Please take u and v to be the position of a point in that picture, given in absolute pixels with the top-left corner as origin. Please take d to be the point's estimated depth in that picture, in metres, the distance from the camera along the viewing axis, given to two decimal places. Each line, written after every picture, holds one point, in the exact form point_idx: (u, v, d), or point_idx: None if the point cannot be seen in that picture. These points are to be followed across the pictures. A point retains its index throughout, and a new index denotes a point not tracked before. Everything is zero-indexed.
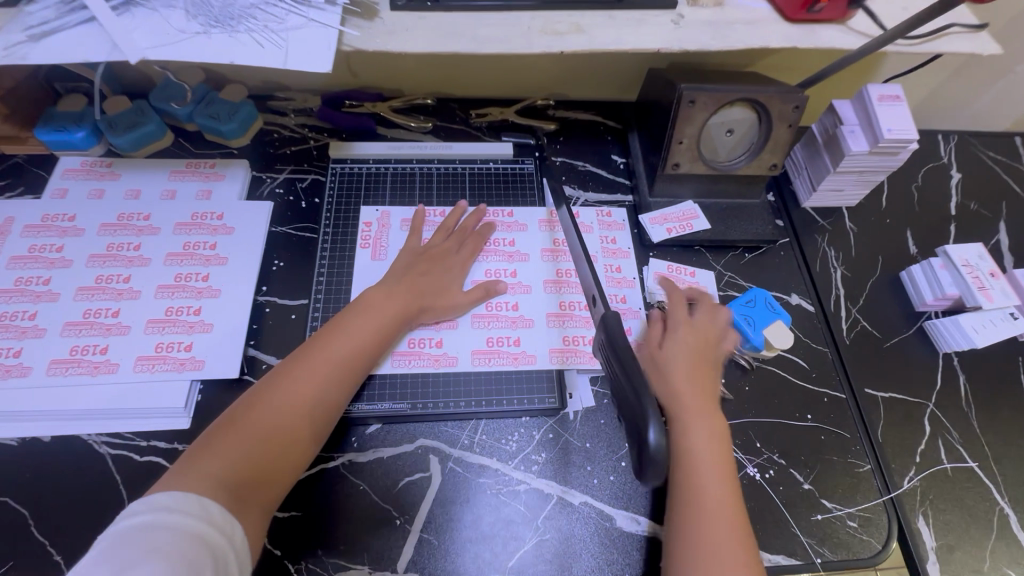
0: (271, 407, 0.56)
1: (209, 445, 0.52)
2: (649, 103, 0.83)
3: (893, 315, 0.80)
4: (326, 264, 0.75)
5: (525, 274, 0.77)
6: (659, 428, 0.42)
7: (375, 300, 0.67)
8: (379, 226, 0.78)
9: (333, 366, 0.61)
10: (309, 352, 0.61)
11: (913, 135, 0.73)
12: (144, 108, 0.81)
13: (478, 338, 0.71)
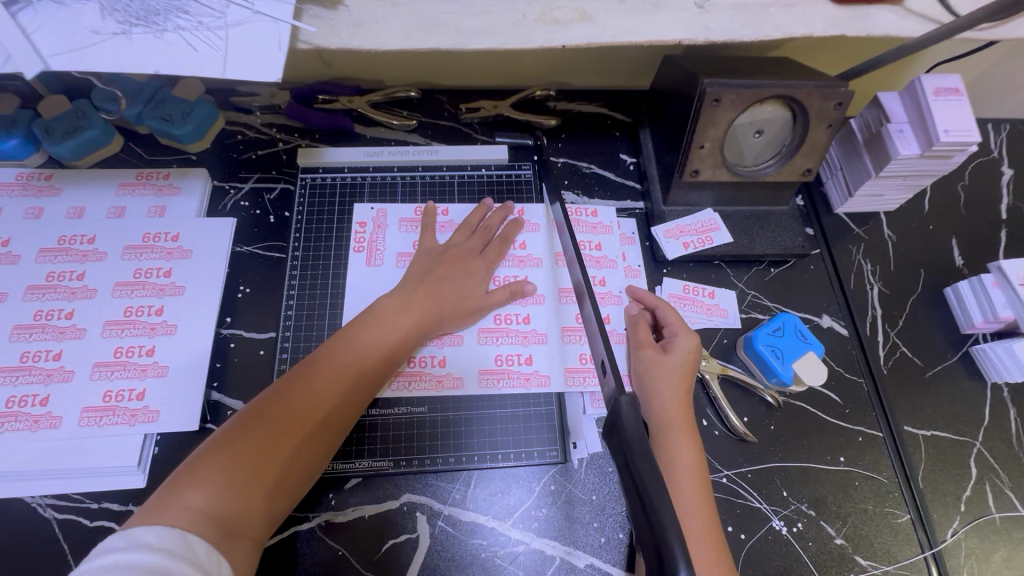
0: (275, 420, 0.50)
1: (197, 467, 0.46)
2: (664, 96, 0.72)
3: (936, 338, 0.71)
4: (297, 292, 0.66)
5: (538, 283, 0.69)
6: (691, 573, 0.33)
7: (390, 307, 0.60)
8: (370, 230, 0.70)
9: (343, 382, 0.54)
10: (318, 363, 0.54)
11: (974, 137, 0.62)
12: (85, 109, 0.70)
13: (475, 373, 0.64)
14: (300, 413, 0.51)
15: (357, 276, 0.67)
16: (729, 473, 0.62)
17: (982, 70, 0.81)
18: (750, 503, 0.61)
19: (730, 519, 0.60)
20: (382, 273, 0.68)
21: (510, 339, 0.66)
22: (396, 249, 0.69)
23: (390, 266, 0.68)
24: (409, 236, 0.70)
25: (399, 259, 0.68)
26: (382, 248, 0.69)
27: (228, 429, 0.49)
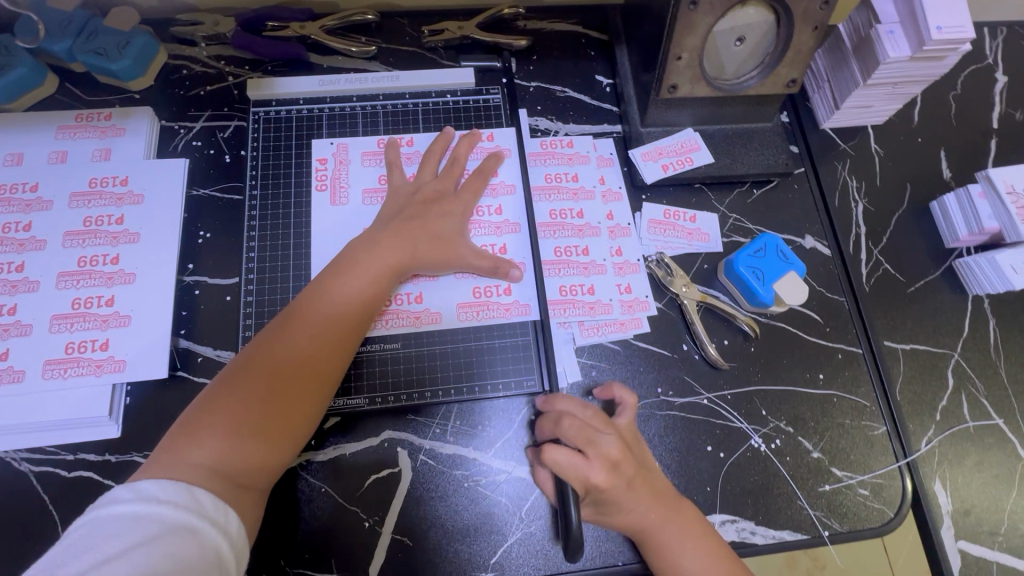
0: (256, 386, 0.49)
1: (185, 437, 0.46)
2: (640, 5, 0.67)
3: (920, 254, 0.70)
4: (260, 235, 0.64)
5: (515, 213, 0.66)
6: None
7: (362, 252, 0.57)
8: (333, 165, 0.66)
9: (322, 337, 0.52)
10: (293, 320, 0.52)
11: (968, 35, 0.59)
12: (11, 45, 0.64)
13: (454, 312, 0.62)
14: (283, 373, 0.50)
15: (325, 215, 0.64)
16: (709, 395, 0.62)
17: None
18: (730, 423, 0.61)
19: (710, 439, 0.61)
20: (350, 213, 0.64)
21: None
22: (360, 187, 0.65)
23: (356, 205, 0.65)
24: (372, 171, 0.66)
25: (366, 196, 0.65)
26: (343, 187, 0.65)
27: (211, 395, 0.49)
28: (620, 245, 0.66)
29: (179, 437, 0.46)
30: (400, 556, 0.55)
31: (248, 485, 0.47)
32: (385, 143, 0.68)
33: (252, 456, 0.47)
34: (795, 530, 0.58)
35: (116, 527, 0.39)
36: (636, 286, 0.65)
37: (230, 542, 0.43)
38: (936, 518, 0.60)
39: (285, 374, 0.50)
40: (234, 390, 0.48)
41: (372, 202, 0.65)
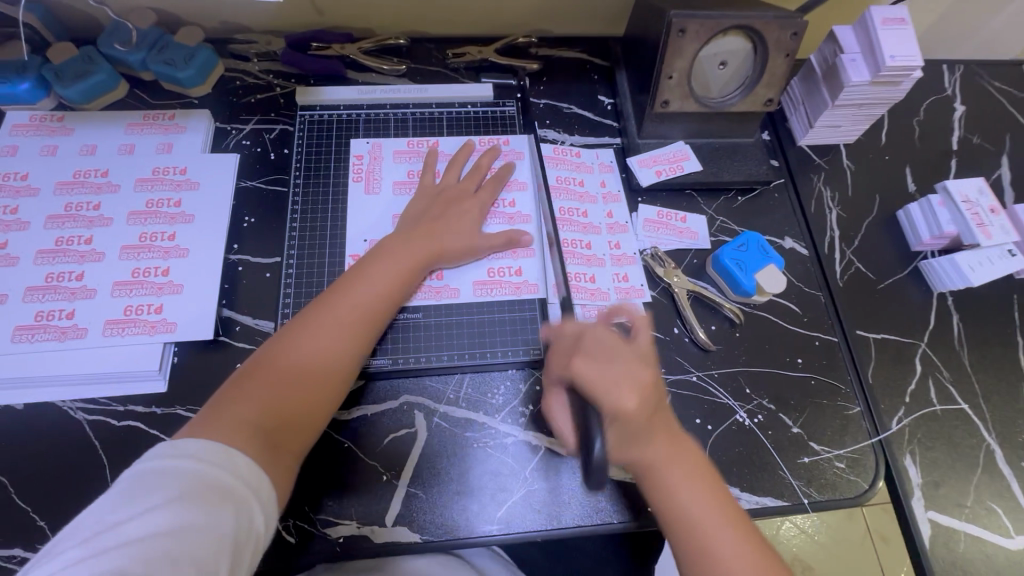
0: (298, 359, 0.56)
1: (226, 403, 0.52)
2: (637, 37, 0.77)
3: (888, 255, 0.78)
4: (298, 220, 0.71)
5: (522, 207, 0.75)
6: None
7: (384, 247, 0.65)
8: (369, 159, 0.75)
9: (353, 321, 0.59)
10: (329, 305, 0.59)
11: (916, 62, 0.68)
12: (93, 55, 0.75)
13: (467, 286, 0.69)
14: (314, 353, 0.56)
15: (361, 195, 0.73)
16: (699, 373, 0.68)
17: (938, 14, 0.87)
18: (718, 399, 0.67)
19: (699, 412, 0.67)
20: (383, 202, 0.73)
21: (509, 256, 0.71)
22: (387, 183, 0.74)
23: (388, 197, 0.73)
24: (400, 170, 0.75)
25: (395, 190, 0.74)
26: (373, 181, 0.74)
27: (253, 367, 0.55)
28: (619, 239, 0.74)
29: (219, 405, 0.51)
30: (414, 508, 0.60)
31: (283, 445, 0.52)
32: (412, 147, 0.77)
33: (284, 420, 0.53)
34: (777, 496, 0.63)
35: (161, 477, 0.44)
36: (633, 276, 0.72)
37: (260, 500, 0.47)
38: (906, 490, 0.65)
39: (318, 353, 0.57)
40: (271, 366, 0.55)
41: (402, 193, 0.73)
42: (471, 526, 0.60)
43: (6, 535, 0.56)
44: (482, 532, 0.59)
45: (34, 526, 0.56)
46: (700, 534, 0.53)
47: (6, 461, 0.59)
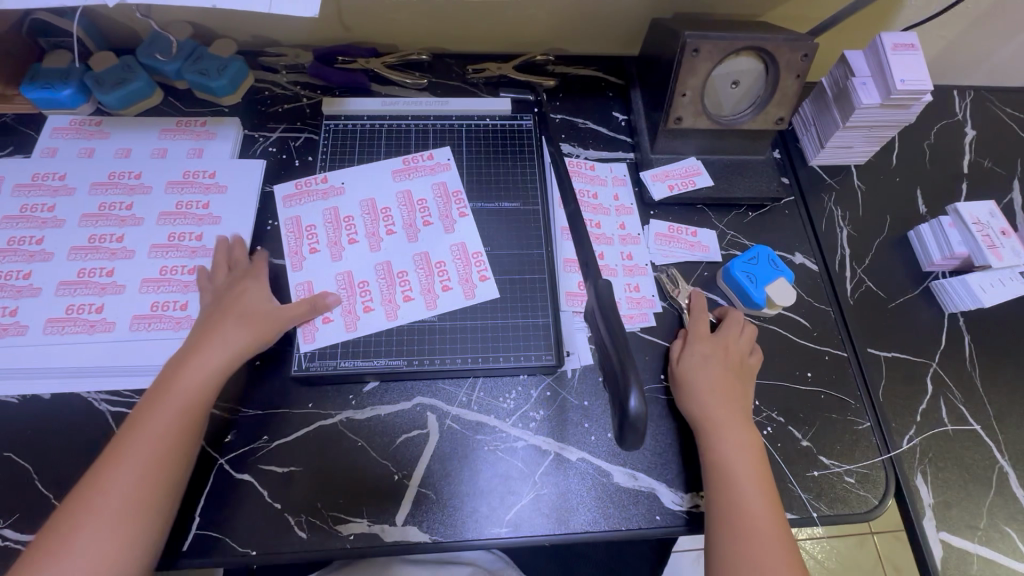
0: (120, 476, 0.52)
1: (59, 532, 0.50)
2: (652, 56, 0.80)
3: (899, 274, 0.78)
4: (310, 195, 0.75)
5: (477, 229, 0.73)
6: (641, 396, 0.42)
7: (218, 325, 0.62)
8: (414, 164, 0.77)
9: (158, 422, 0.55)
10: (141, 412, 0.56)
11: (926, 86, 0.70)
12: (132, 64, 0.78)
13: (382, 287, 0.69)
14: (142, 450, 0.54)
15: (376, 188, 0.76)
16: None
17: (948, 41, 0.88)
18: None
19: None
20: (381, 201, 0.75)
21: (423, 278, 0.70)
22: (394, 187, 0.76)
23: (389, 191, 0.75)
24: (405, 183, 0.76)
25: (398, 195, 0.75)
26: (376, 187, 0.76)
27: (79, 497, 0.52)
28: (631, 251, 0.76)
29: (78, 518, 0.50)
30: (424, 508, 0.61)
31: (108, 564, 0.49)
32: (410, 161, 0.78)
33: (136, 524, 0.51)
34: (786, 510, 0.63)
35: None
36: (644, 287, 0.74)
37: None
38: (917, 509, 0.65)
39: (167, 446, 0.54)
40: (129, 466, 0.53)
41: (401, 179, 0.76)
42: (479, 528, 0.60)
43: (28, 520, 0.57)
44: (490, 534, 0.60)
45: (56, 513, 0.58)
46: (755, 529, 0.55)
47: (30, 447, 0.61)
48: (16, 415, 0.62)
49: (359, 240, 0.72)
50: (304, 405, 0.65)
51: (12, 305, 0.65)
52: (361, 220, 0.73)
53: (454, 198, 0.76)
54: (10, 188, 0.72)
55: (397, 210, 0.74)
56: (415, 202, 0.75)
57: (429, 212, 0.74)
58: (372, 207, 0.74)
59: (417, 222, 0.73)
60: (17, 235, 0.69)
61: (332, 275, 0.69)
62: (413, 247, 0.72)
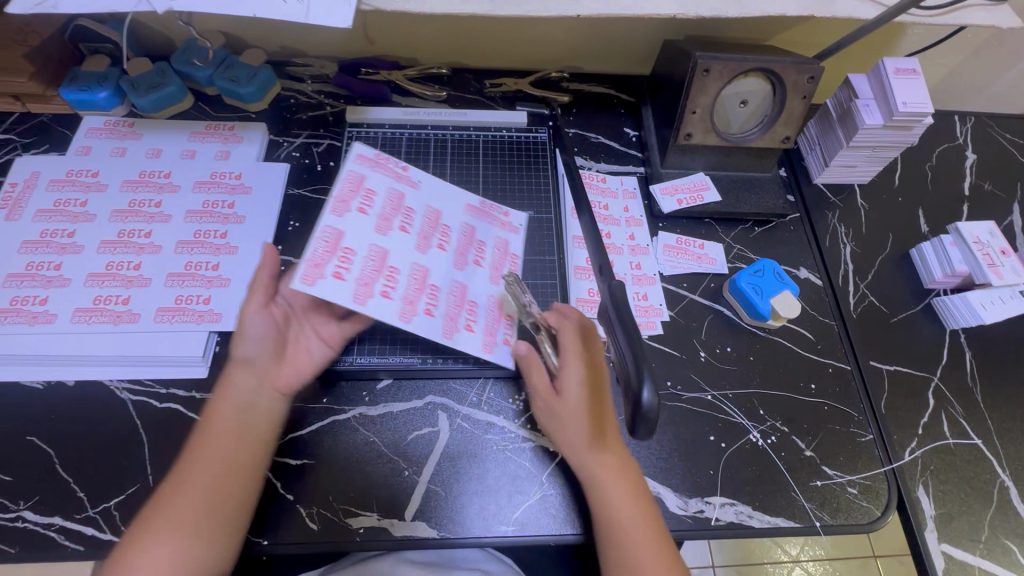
0: (197, 485, 0.54)
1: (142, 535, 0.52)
2: (663, 76, 0.83)
3: (901, 291, 0.80)
4: (385, 167, 0.66)
5: (514, 249, 0.73)
6: (653, 389, 0.45)
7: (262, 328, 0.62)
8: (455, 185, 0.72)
9: (228, 434, 0.57)
10: (207, 428, 0.57)
11: (928, 109, 0.72)
12: (166, 69, 0.82)
13: (408, 285, 0.61)
14: (201, 476, 0.55)
15: (444, 200, 0.71)
16: (713, 393, 0.70)
17: (950, 68, 0.92)
18: (732, 418, 0.69)
19: (712, 430, 0.68)
20: (409, 201, 0.67)
21: (452, 306, 0.64)
22: (461, 210, 0.71)
23: (457, 212, 0.71)
24: (472, 218, 0.72)
25: (461, 222, 0.71)
26: (445, 202, 0.71)
27: (157, 504, 0.53)
28: (640, 261, 0.78)
29: (159, 524, 0.52)
30: (433, 504, 0.62)
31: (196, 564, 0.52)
32: (487, 206, 0.74)
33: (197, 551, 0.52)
34: (788, 518, 0.64)
35: None
36: (652, 295, 0.76)
37: None
38: (919, 521, 0.65)
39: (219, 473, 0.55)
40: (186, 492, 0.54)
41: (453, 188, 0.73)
42: (486, 526, 0.61)
43: (47, 503, 0.59)
44: (497, 532, 0.61)
45: (75, 496, 0.59)
46: (626, 540, 0.55)
47: (53, 432, 0.62)
48: (40, 400, 0.64)
49: (369, 215, 0.62)
50: (319, 400, 0.66)
51: (42, 295, 0.67)
52: (382, 201, 0.64)
53: (478, 244, 0.70)
54: (45, 183, 0.75)
55: (420, 216, 0.67)
56: (472, 240, 0.70)
57: (462, 246, 0.69)
58: (396, 199, 0.66)
59: (431, 238, 0.67)
60: (50, 228, 0.71)
61: (366, 240, 0.60)
62: (457, 273, 0.66)
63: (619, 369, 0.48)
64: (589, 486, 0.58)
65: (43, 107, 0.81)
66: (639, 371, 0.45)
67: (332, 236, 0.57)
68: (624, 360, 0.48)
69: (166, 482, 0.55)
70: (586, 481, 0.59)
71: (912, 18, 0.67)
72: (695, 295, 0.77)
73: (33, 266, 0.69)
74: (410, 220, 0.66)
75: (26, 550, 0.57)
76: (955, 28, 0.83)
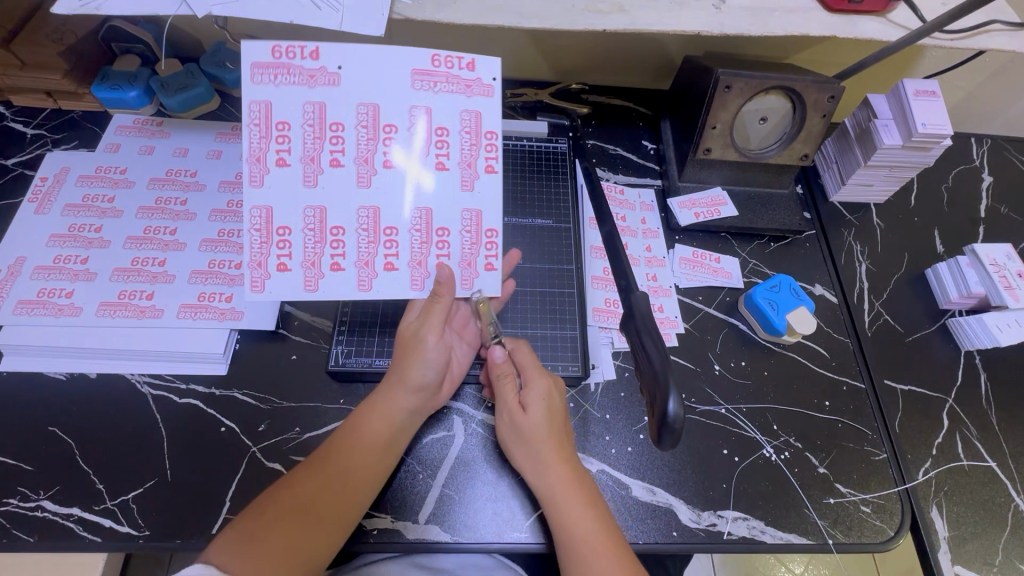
0: (334, 482, 0.55)
1: (267, 520, 0.52)
2: (682, 90, 0.84)
3: (916, 311, 0.80)
4: (288, 70, 0.55)
5: (488, 121, 0.60)
6: (678, 399, 0.45)
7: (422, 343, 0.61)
8: (288, 60, 0.55)
9: (369, 446, 0.58)
10: (357, 435, 0.58)
11: (947, 131, 0.72)
12: (195, 70, 0.83)
13: (412, 242, 0.61)
14: (332, 477, 0.56)
15: (374, 89, 0.57)
16: (727, 406, 0.71)
17: (967, 91, 0.92)
18: (745, 432, 0.69)
19: (726, 444, 0.68)
20: (333, 113, 0.57)
21: (466, 246, 0.62)
22: (408, 95, 0.58)
23: (446, 102, 0.58)
24: (426, 95, 0.58)
25: (412, 111, 0.58)
26: (380, 86, 0.57)
27: (285, 494, 0.54)
28: (656, 273, 0.78)
29: (285, 515, 0.53)
30: (446, 508, 0.62)
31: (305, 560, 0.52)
32: (442, 60, 0.58)
33: (312, 544, 0.53)
34: (801, 534, 0.64)
35: None
36: (667, 307, 0.76)
37: None
38: (933, 543, 0.65)
39: (347, 474, 0.56)
40: (317, 484, 0.55)
41: (418, 83, 0.58)
42: (498, 532, 0.62)
43: (67, 494, 0.60)
44: (510, 538, 0.61)
45: (94, 488, 0.60)
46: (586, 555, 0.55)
47: (74, 424, 0.63)
48: (63, 392, 0.65)
49: (291, 164, 0.57)
50: (336, 401, 0.67)
51: (68, 288, 0.68)
52: (298, 131, 0.57)
53: (485, 138, 0.60)
54: (75, 179, 0.76)
55: (404, 130, 0.58)
56: (432, 129, 0.59)
57: (447, 149, 0.59)
58: (265, 114, 0.56)
59: (375, 157, 0.58)
60: (78, 222, 0.73)
61: (298, 206, 0.58)
62: (463, 198, 0.61)
63: (645, 382, 0.49)
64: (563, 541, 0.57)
65: (74, 104, 0.83)
66: (664, 382, 0.46)
67: (265, 217, 0.58)
68: (649, 372, 0.48)
69: (302, 472, 0.56)
70: (562, 536, 0.57)
71: (933, 41, 0.67)
72: (710, 308, 0.78)
73: (61, 260, 0.70)
74: (345, 140, 0.57)
75: (45, 540, 0.57)
76: (974, 52, 0.83)
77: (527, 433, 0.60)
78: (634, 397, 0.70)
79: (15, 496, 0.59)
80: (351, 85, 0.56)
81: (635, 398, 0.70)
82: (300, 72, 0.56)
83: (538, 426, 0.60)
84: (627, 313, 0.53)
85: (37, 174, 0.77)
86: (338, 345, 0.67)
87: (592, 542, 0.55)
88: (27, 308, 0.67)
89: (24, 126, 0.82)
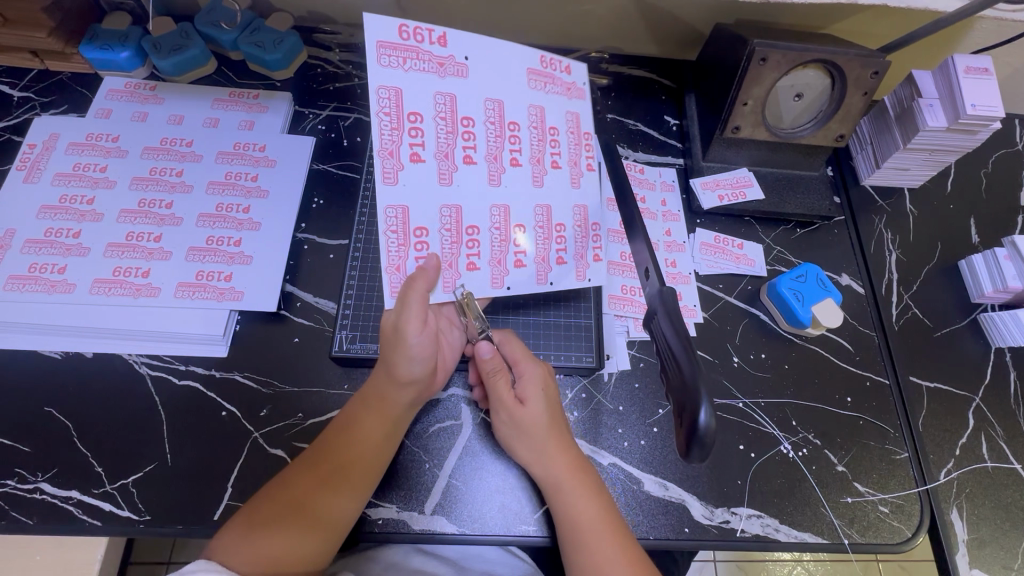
0: (325, 466, 0.55)
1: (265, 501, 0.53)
2: (710, 62, 0.78)
3: (947, 305, 0.77)
4: (416, 57, 0.51)
5: (585, 125, 0.59)
6: (710, 408, 0.42)
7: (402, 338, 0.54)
8: (417, 43, 0.50)
9: (360, 432, 0.56)
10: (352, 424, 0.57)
11: (997, 113, 0.67)
12: (189, 31, 0.77)
13: (536, 239, 0.57)
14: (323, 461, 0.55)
15: (501, 86, 0.54)
16: (745, 400, 0.68)
17: (1016, 68, 0.85)
18: (763, 428, 0.67)
19: (742, 439, 0.66)
20: (464, 106, 0.53)
21: (579, 240, 0.59)
22: (526, 96, 0.55)
23: (559, 106, 0.58)
24: (540, 96, 0.56)
25: (530, 110, 0.56)
26: (505, 84, 0.54)
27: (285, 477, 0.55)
28: (675, 258, 0.75)
29: (280, 496, 0.53)
30: (452, 499, 0.61)
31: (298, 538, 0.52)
32: (548, 62, 0.57)
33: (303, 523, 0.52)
34: (816, 533, 0.63)
35: None
36: (686, 295, 0.73)
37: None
38: (951, 545, 0.64)
39: (345, 472, 0.55)
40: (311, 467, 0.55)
41: (538, 85, 0.56)
42: (507, 524, 0.60)
43: (65, 476, 0.58)
44: (518, 531, 0.60)
45: (92, 471, 0.58)
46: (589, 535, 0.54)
47: (70, 405, 0.61)
48: (57, 371, 0.63)
49: (426, 159, 0.52)
50: (340, 386, 0.64)
51: (61, 263, 0.65)
52: (432, 124, 0.52)
53: (585, 140, 0.59)
54: (65, 146, 0.72)
55: (527, 132, 0.56)
56: (546, 128, 0.57)
57: (559, 149, 0.58)
58: (395, 101, 0.50)
59: (503, 156, 0.55)
60: (69, 193, 0.69)
61: (435, 205, 0.53)
62: (573, 195, 0.59)
63: (674, 386, 0.46)
64: (567, 530, 0.55)
65: (62, 64, 0.78)
66: (695, 390, 0.43)
67: (400, 217, 0.52)
68: (678, 375, 0.45)
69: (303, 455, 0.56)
70: (567, 525, 0.56)
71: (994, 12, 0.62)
72: (730, 297, 0.74)
73: (52, 232, 0.67)
74: (476, 136, 0.54)
75: (44, 523, 0.56)
76: None
77: (527, 425, 0.58)
78: (649, 388, 0.68)
79: (14, 477, 0.58)
80: (478, 80, 0.53)
81: (650, 389, 0.68)
82: (430, 59, 0.51)
83: (538, 419, 0.58)
84: (651, 314, 0.50)
85: (24, 139, 0.73)
86: (341, 329, 0.65)
87: (599, 529, 0.54)
88: (18, 284, 0.64)
89: (10, 87, 0.78)
